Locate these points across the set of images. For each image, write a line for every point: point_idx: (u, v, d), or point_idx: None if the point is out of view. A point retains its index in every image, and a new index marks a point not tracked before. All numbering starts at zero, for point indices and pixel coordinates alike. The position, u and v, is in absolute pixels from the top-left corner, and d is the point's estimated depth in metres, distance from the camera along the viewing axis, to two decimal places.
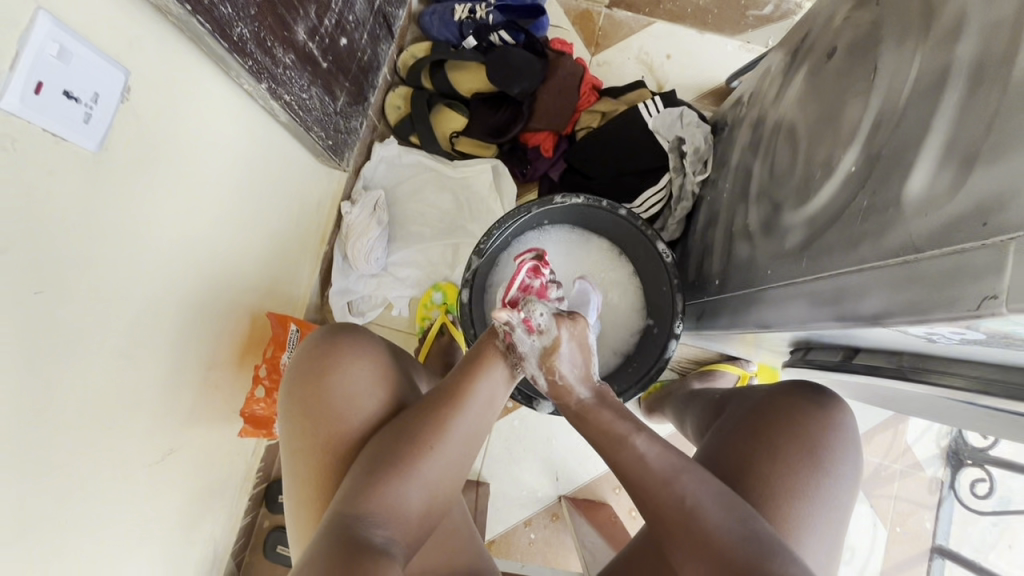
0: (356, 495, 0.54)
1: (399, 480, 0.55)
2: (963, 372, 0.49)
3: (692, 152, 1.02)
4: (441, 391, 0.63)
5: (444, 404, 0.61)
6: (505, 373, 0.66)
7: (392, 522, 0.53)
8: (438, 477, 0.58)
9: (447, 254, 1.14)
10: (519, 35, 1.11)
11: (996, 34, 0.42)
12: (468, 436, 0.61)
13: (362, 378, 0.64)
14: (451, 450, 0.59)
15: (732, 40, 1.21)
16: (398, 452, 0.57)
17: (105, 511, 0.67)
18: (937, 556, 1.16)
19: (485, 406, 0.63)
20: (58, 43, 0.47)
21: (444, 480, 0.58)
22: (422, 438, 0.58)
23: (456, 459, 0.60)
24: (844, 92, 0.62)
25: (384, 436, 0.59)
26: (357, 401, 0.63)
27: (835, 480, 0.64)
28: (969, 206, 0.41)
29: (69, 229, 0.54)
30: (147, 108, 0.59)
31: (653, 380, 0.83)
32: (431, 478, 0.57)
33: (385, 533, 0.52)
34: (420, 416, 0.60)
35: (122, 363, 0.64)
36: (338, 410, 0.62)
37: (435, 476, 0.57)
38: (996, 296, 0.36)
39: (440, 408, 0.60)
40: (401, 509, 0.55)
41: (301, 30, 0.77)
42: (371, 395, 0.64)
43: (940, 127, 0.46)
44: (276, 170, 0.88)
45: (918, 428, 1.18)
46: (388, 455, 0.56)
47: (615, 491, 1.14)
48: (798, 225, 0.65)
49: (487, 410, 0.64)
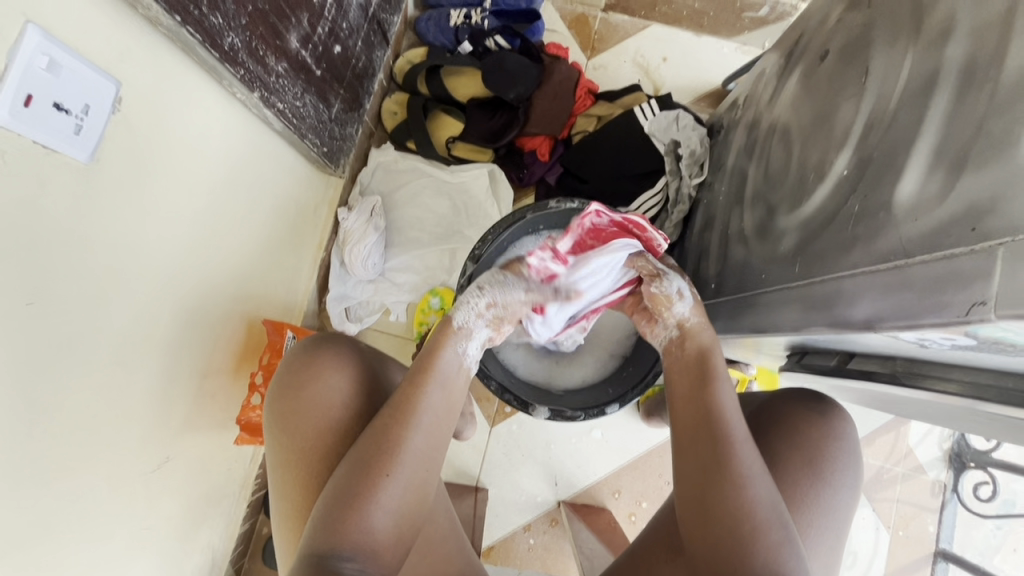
0: (320, 530, 0.53)
1: (362, 510, 0.54)
2: (956, 377, 0.49)
3: (688, 155, 1.02)
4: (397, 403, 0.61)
5: (399, 421, 0.59)
6: (460, 370, 0.65)
7: (361, 555, 0.53)
8: (402, 502, 0.57)
9: (445, 258, 1.13)
10: (514, 39, 1.12)
11: (984, 37, 0.42)
12: (426, 454, 0.59)
13: (334, 395, 0.63)
14: (412, 472, 0.58)
15: (728, 42, 1.21)
16: (361, 476, 0.56)
17: (99, 517, 0.67)
18: (940, 560, 1.15)
19: (442, 418, 0.62)
20: (48, 56, 0.47)
21: (408, 504, 0.57)
22: (378, 463, 0.56)
23: (418, 478, 0.58)
24: (837, 94, 0.61)
25: (347, 462, 0.58)
26: (331, 417, 0.62)
27: (833, 489, 0.64)
28: (957, 211, 0.41)
29: (63, 241, 0.54)
30: (140, 118, 0.60)
31: (649, 382, 0.83)
32: (395, 504, 0.56)
33: (352, 566, 0.52)
34: (377, 437, 0.58)
35: (114, 370, 0.64)
36: (309, 431, 0.62)
37: (400, 501, 0.57)
38: (985, 302, 0.36)
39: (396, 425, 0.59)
40: (367, 539, 0.54)
41: (294, 38, 0.77)
42: (343, 412, 0.63)
43: (931, 129, 0.45)
44: (271, 177, 0.89)
45: (921, 431, 1.18)
46: (349, 485, 0.55)
47: (614, 496, 1.14)
48: (791, 229, 0.65)
49: (445, 422, 0.62)
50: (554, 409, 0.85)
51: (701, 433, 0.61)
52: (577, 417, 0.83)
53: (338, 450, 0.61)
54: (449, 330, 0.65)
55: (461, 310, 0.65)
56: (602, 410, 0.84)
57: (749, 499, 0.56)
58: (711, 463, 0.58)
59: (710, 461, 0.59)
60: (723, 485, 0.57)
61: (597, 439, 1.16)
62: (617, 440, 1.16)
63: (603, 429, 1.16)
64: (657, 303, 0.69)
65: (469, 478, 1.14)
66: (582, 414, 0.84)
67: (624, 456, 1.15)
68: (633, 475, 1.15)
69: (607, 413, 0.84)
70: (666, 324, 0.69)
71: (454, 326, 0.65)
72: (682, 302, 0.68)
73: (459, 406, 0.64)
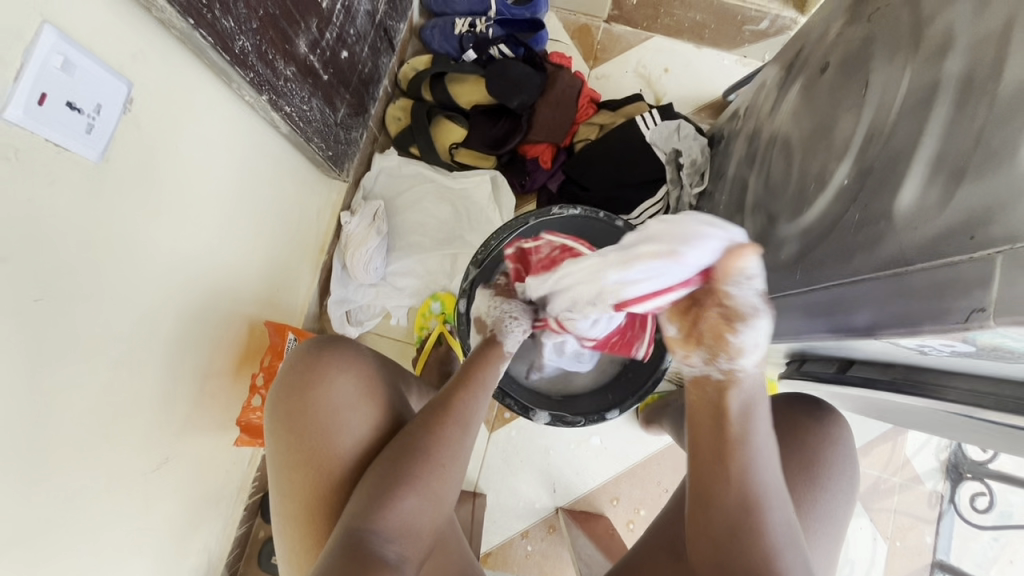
0: (359, 517, 0.54)
1: (401, 498, 0.56)
2: (956, 384, 0.49)
3: (690, 164, 1.05)
4: (435, 402, 0.63)
5: (442, 416, 0.61)
6: (505, 378, 0.69)
7: (401, 540, 0.54)
8: (441, 494, 0.59)
9: (446, 263, 1.14)
10: (519, 48, 1.13)
11: (983, 51, 0.43)
12: (466, 448, 0.61)
13: (345, 397, 0.64)
14: (454, 464, 0.60)
15: (729, 54, 1.23)
16: (405, 466, 0.57)
17: (97, 516, 0.66)
18: (937, 571, 1.15)
19: (479, 417, 0.63)
20: (62, 56, 0.47)
21: (445, 496, 0.59)
22: (424, 455, 0.58)
23: (457, 473, 0.60)
24: (837, 106, 0.62)
25: (382, 456, 0.59)
26: (342, 420, 0.63)
27: (832, 496, 0.64)
28: (956, 219, 0.42)
29: (70, 238, 0.54)
30: (150, 119, 0.60)
31: (649, 391, 0.84)
32: (433, 493, 0.58)
33: (392, 551, 0.53)
34: (420, 429, 0.60)
35: (118, 367, 0.64)
36: (320, 432, 0.62)
37: (439, 491, 0.58)
38: (983, 309, 0.37)
39: (434, 420, 0.60)
40: (406, 526, 0.55)
41: (303, 43, 0.78)
42: (356, 414, 0.63)
43: (930, 141, 0.46)
44: (276, 180, 0.89)
45: (917, 442, 1.18)
46: (388, 475, 0.57)
47: (612, 503, 1.14)
48: (791, 237, 0.65)
49: (485, 421, 0.64)
50: (554, 413, 0.86)
51: (727, 499, 0.54)
52: (577, 422, 0.84)
53: (357, 450, 0.62)
54: (493, 343, 0.70)
55: (507, 335, 0.71)
56: (602, 416, 0.85)
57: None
58: (739, 533, 0.53)
59: (737, 529, 0.53)
60: (748, 551, 0.52)
61: (595, 446, 1.16)
62: (616, 447, 1.16)
63: (601, 436, 1.16)
64: (720, 337, 0.53)
65: (467, 484, 1.14)
66: (582, 420, 0.85)
67: (623, 464, 1.15)
68: (631, 483, 1.15)
69: (606, 419, 0.85)
70: (725, 358, 0.54)
71: (501, 336, 0.71)
72: (751, 357, 0.53)
73: (494, 406, 0.66)
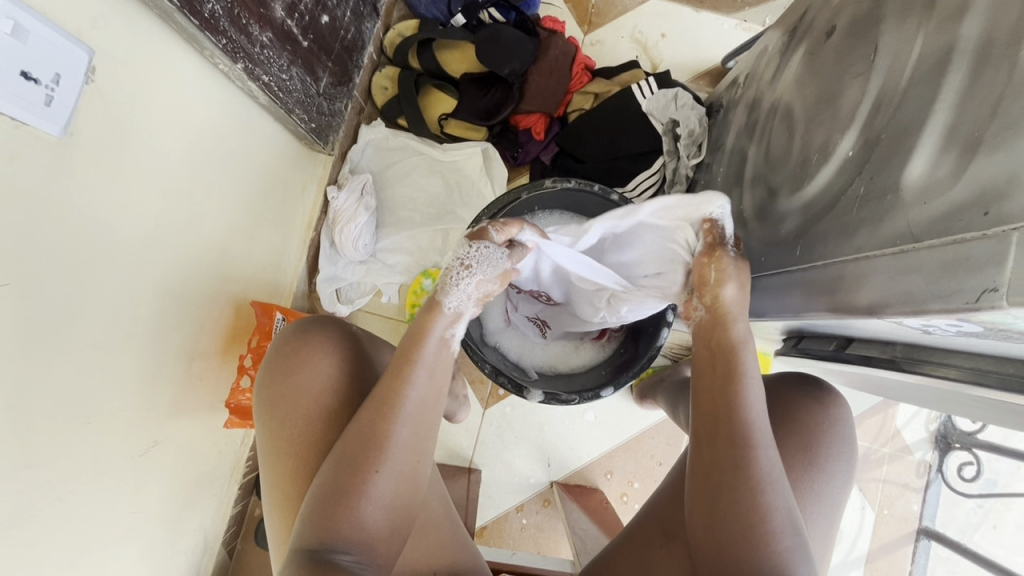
0: (316, 521, 0.52)
1: (356, 504, 0.53)
2: (955, 363, 0.48)
3: (687, 134, 1.01)
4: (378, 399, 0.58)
5: (388, 411, 0.57)
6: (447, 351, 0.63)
7: (357, 547, 0.52)
8: (394, 494, 0.55)
9: (437, 239, 1.11)
10: (510, 12, 1.09)
11: (1001, 15, 0.40)
12: (414, 448, 0.57)
13: (310, 387, 0.61)
14: (404, 463, 0.56)
15: (727, 19, 1.19)
16: (356, 468, 0.54)
17: (85, 503, 0.65)
18: (923, 537, 1.17)
19: (429, 405, 0.59)
20: (12, 20, 0.44)
21: (403, 495, 0.56)
22: (373, 455, 0.55)
23: (409, 469, 0.57)
24: (842, 74, 0.59)
25: (339, 457, 0.55)
26: (309, 409, 0.60)
27: (829, 478, 0.63)
28: (971, 192, 0.39)
29: (36, 216, 0.52)
30: (116, 88, 0.57)
31: (644, 365, 0.79)
32: (390, 495, 0.55)
33: (348, 557, 0.51)
34: (374, 427, 0.56)
35: (95, 351, 0.62)
36: (288, 427, 0.60)
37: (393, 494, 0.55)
38: (996, 288, 0.36)
39: (377, 424, 0.56)
40: (361, 531, 0.53)
41: (279, 7, 0.74)
42: (321, 398, 0.61)
43: (940, 113, 0.44)
44: (255, 152, 0.85)
45: (908, 412, 1.19)
46: (341, 473, 0.54)
47: (607, 476, 1.14)
48: (792, 212, 0.63)
49: (435, 411, 0.60)
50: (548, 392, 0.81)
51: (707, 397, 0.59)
52: (571, 399, 0.80)
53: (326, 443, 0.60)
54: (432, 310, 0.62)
55: (452, 294, 0.62)
56: (597, 394, 0.81)
57: (761, 503, 0.53)
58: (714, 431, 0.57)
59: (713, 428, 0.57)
60: (731, 434, 0.56)
61: (589, 422, 1.15)
62: (610, 422, 1.16)
63: (595, 411, 1.16)
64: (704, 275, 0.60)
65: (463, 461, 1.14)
66: (575, 399, 0.80)
67: (617, 438, 1.15)
68: (626, 456, 1.15)
69: (602, 396, 0.80)
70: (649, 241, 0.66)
71: (444, 310, 0.62)
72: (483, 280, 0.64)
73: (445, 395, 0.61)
